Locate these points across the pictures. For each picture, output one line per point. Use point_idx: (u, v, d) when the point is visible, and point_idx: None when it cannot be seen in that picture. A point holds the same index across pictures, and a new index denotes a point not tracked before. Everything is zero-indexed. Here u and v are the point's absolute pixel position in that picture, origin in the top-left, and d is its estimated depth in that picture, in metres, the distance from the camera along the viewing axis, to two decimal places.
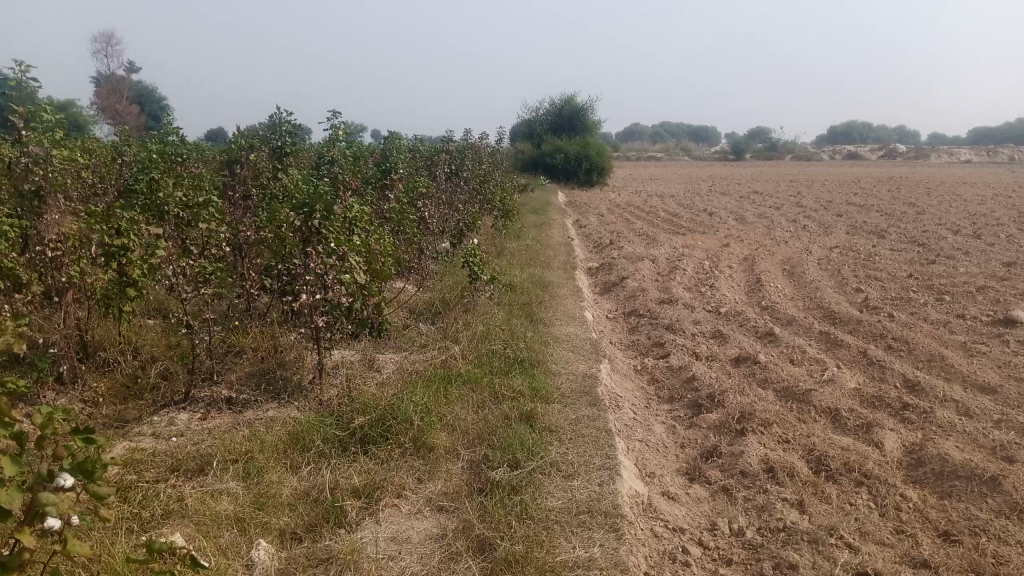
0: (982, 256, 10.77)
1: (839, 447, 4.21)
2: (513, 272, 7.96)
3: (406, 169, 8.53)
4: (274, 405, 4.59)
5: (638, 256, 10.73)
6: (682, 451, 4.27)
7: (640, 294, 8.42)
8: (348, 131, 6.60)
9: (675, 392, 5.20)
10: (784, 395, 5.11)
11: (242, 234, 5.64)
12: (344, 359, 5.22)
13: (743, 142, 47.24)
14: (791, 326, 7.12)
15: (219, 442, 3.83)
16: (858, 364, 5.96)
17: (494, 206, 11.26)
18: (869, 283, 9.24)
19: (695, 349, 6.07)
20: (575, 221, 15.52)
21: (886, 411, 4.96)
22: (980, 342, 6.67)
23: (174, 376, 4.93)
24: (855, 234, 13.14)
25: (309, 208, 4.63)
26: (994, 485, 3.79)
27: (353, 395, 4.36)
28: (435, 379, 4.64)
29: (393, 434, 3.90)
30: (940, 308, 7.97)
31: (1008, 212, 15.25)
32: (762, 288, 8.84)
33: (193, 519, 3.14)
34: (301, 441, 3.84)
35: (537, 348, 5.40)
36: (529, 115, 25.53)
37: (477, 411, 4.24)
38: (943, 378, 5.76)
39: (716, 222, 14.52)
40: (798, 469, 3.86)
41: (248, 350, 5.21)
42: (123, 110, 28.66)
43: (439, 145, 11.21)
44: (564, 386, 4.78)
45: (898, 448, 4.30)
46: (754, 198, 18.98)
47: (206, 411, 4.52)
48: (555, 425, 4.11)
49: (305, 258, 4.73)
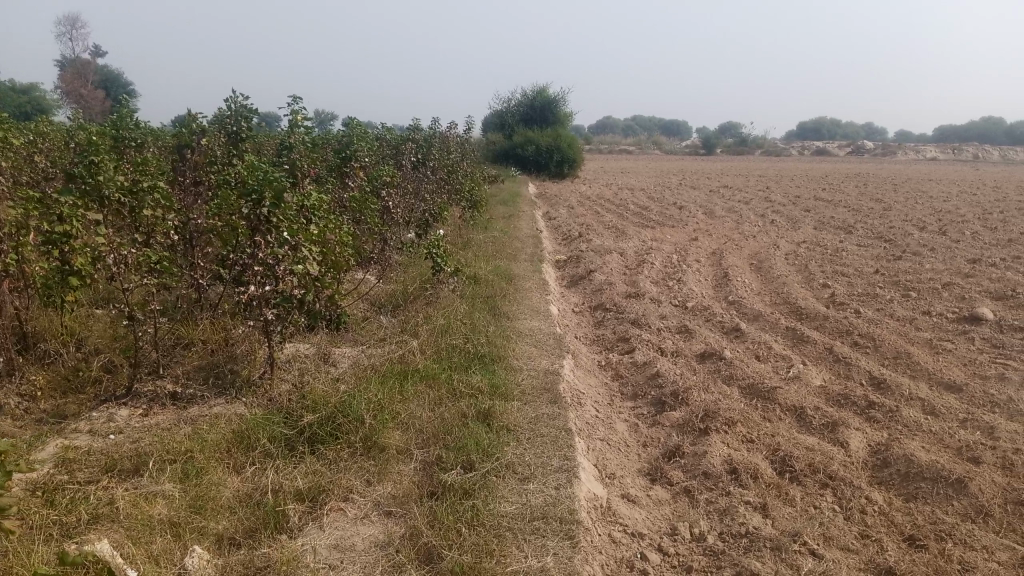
0: (948, 253, 10.82)
1: (804, 447, 4.11)
2: (478, 265, 7.79)
3: (370, 157, 8.32)
4: (221, 402, 4.39)
5: (607, 249, 10.63)
6: (645, 450, 4.15)
7: (607, 287, 8.30)
8: (308, 117, 6.33)
9: (639, 388, 5.07)
10: (749, 392, 5.01)
11: (192, 220, 5.38)
12: (297, 353, 5.03)
13: (715, 136, 47.46)
14: (758, 322, 7.03)
15: (158, 441, 3.64)
16: (824, 361, 5.89)
17: (462, 196, 11.08)
18: (836, 278, 9.22)
19: (660, 345, 5.96)
20: (545, 213, 15.38)
21: (851, 410, 4.88)
22: (946, 340, 6.64)
23: (117, 369, 4.70)
24: (822, 229, 13.16)
25: (257, 196, 4.36)
26: (960, 487, 3.72)
27: (303, 391, 4.18)
28: (391, 374, 4.46)
29: (342, 433, 3.74)
30: (906, 304, 7.94)
31: (972, 209, 15.38)
32: (729, 283, 8.77)
33: (124, 525, 2.95)
34: (245, 440, 3.66)
35: (499, 343, 5.24)
36: (501, 106, 25.33)
37: (433, 409, 4.08)
38: (909, 375, 5.70)
39: (685, 215, 14.47)
40: (761, 470, 3.75)
41: (196, 343, 4.99)
42: (88, 92, 28.09)
43: (407, 133, 10.98)
44: (525, 383, 4.63)
45: (864, 448, 4.22)
46: (724, 192, 18.98)
47: (148, 407, 4.32)
48: (513, 424, 3.96)
49: (253, 247, 4.50)
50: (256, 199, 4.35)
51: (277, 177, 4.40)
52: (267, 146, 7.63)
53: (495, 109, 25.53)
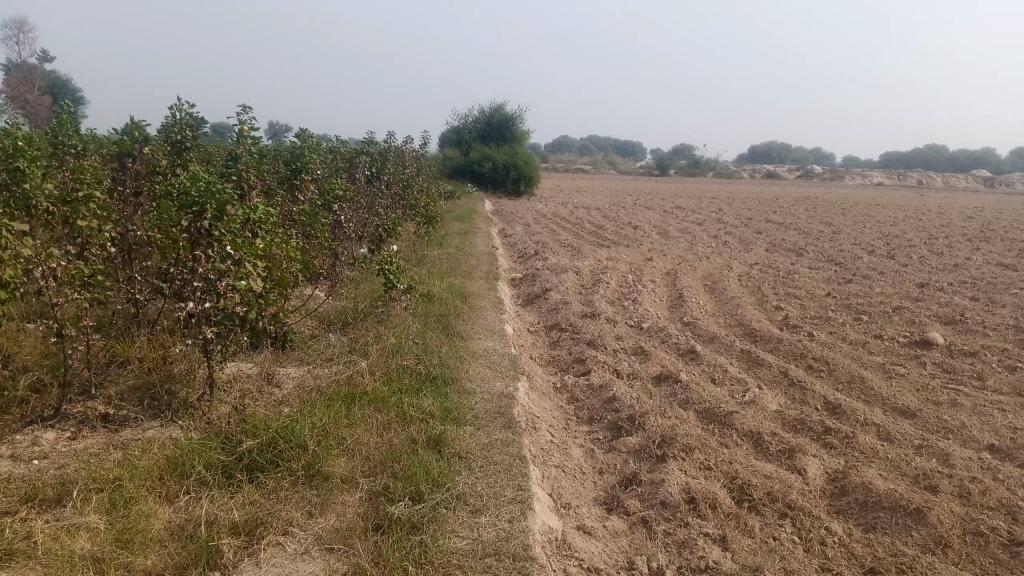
0: (897, 277, 10.97)
1: (762, 474, 4.03)
2: (431, 282, 7.62)
3: (322, 169, 8.11)
4: (156, 425, 4.16)
5: (562, 268, 10.54)
6: (600, 477, 4.03)
7: (562, 306, 8.19)
8: (256, 127, 6.11)
9: (594, 412, 4.95)
10: (706, 417, 4.92)
11: (131, 233, 5.14)
12: (239, 373, 4.81)
13: (669, 157, 48.04)
14: (713, 344, 6.98)
15: (84, 467, 3.40)
16: (779, 385, 5.84)
17: (417, 212, 10.90)
18: (789, 300, 9.25)
19: (616, 367, 5.86)
20: (500, 230, 15.27)
21: (808, 435, 4.81)
22: (898, 364, 6.66)
23: (46, 389, 4.43)
24: (774, 251, 13.27)
25: (198, 208, 4.17)
26: (918, 517, 3.67)
27: (244, 415, 3.98)
28: (337, 397, 4.28)
29: (283, 460, 3.55)
30: (858, 328, 7.98)
31: (918, 234, 15.71)
32: (684, 304, 8.73)
33: (42, 561, 2.72)
34: (180, 467, 3.45)
35: (452, 364, 5.08)
36: (458, 121, 25.23)
37: (381, 434, 3.90)
38: (863, 400, 5.68)
39: (640, 235, 14.49)
40: (720, 500, 3.65)
41: (133, 362, 4.74)
42: (33, 96, 27.28)
43: (361, 146, 10.78)
44: (478, 407, 4.48)
45: (821, 475, 4.15)
46: (678, 212, 19.11)
47: (77, 430, 4.07)
48: (464, 450, 3.81)
49: (194, 261, 4.34)
50: (197, 211, 4.16)
51: (220, 189, 4.22)
52: (213, 156, 7.38)
53: (452, 125, 25.42)
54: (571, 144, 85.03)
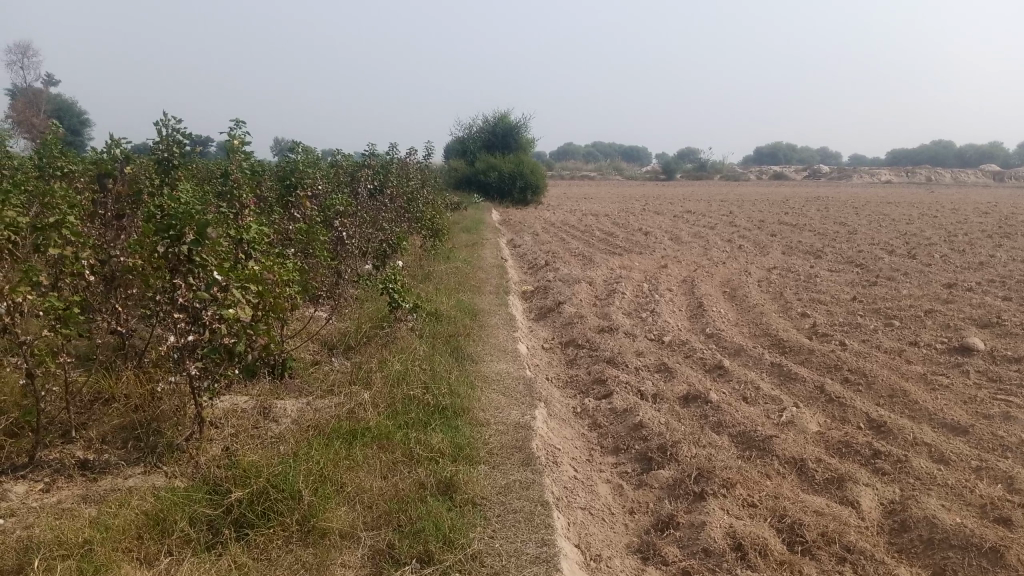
0: (923, 277, 10.51)
1: (813, 510, 3.61)
2: (439, 299, 7.22)
3: (322, 186, 7.74)
4: (138, 473, 3.78)
5: (575, 278, 10.12)
6: (632, 519, 3.62)
7: (577, 320, 7.78)
8: (247, 141, 5.68)
9: (620, 441, 4.53)
10: (741, 442, 4.50)
11: (113, 259, 4.76)
12: (233, 409, 4.42)
13: (675, 161, 47.56)
14: (740, 357, 6.54)
15: (50, 529, 2.99)
16: (816, 402, 5.41)
17: (422, 224, 10.48)
18: (815, 306, 8.80)
19: (639, 387, 5.43)
20: (509, 240, 14.86)
21: (854, 460, 4.38)
22: (940, 373, 6.21)
23: (21, 432, 4.03)
24: (791, 254, 12.80)
25: (175, 232, 3.77)
26: (995, 558, 3.24)
27: (234, 458, 3.59)
28: (338, 434, 3.89)
29: (276, 514, 3.15)
30: (890, 334, 7.52)
31: (937, 231, 15.25)
32: (705, 314, 8.30)
33: None
34: (159, 524, 3.06)
35: (463, 392, 4.67)
36: (462, 131, 24.82)
37: (386, 477, 3.51)
38: (907, 416, 5.24)
39: (652, 241, 14.07)
40: (770, 546, 3.24)
41: (118, 399, 4.36)
42: (37, 118, 27.09)
43: (362, 158, 10.38)
44: (493, 442, 4.07)
45: (876, 508, 3.72)
46: (689, 217, 18.66)
47: (52, 480, 3.68)
48: (479, 496, 3.42)
49: (174, 290, 3.93)
50: (174, 236, 3.77)
51: (199, 211, 3.83)
52: (204, 176, 7.02)
53: (456, 135, 25.04)
54: (576, 152, 84.82)
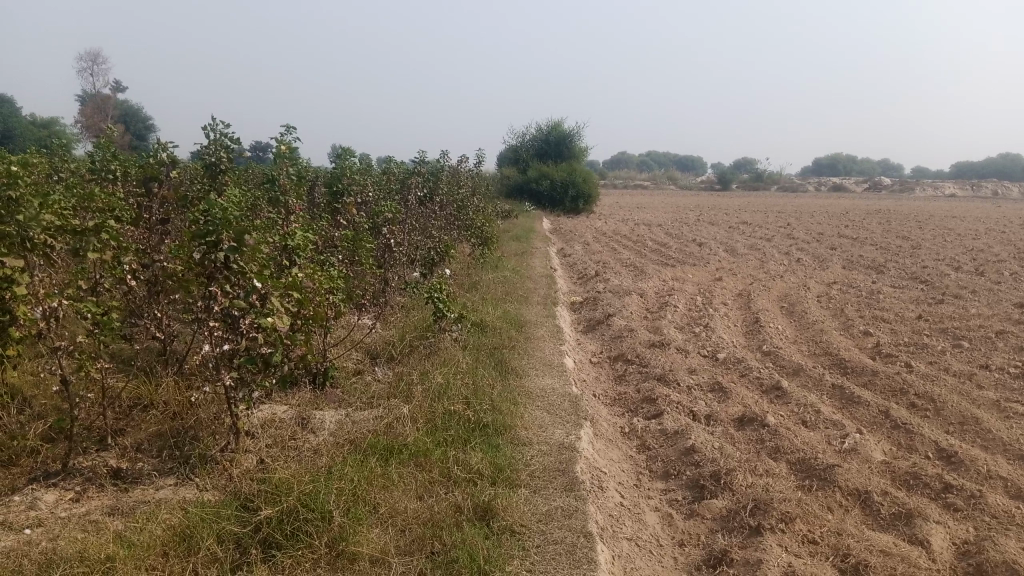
0: (992, 296, 10.00)
1: (880, 549, 3.34)
2: (485, 309, 7.05)
3: (371, 192, 7.66)
4: (170, 484, 3.68)
5: (626, 290, 9.87)
6: (681, 552, 3.40)
7: (627, 334, 7.54)
8: (295, 146, 5.60)
9: (670, 466, 4.30)
10: (799, 470, 4.23)
11: (155, 263, 4.68)
12: (271, 418, 4.32)
13: (730, 172, 46.79)
14: (799, 377, 6.22)
15: (75, 543, 2.89)
16: (881, 428, 5.09)
17: (471, 232, 10.33)
18: (878, 325, 8.40)
19: (691, 408, 5.19)
20: (559, 249, 14.66)
21: (923, 493, 4.07)
22: (1016, 400, 5.81)
23: (57, 438, 3.97)
24: (852, 269, 12.34)
25: (213, 238, 3.65)
26: None
27: (267, 472, 3.47)
28: (374, 450, 3.75)
29: (304, 534, 3.01)
30: (959, 357, 7.11)
31: (1006, 247, 14.60)
32: (761, 330, 7.97)
33: None
34: (186, 540, 2.94)
35: (506, 408, 4.49)
36: (516, 138, 24.73)
37: (420, 499, 3.36)
38: (980, 446, 4.89)
39: (707, 253, 13.73)
40: None
41: (156, 406, 4.28)
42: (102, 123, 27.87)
43: (412, 164, 10.29)
44: (535, 464, 3.88)
45: (948, 548, 3.43)
46: (744, 228, 18.23)
47: (84, 489, 3.61)
48: (518, 523, 3.25)
49: (210, 298, 3.81)
50: (211, 242, 3.65)
51: (239, 216, 3.69)
52: (254, 184, 6.98)
53: (509, 143, 24.97)
54: (630, 162, 84.31)
